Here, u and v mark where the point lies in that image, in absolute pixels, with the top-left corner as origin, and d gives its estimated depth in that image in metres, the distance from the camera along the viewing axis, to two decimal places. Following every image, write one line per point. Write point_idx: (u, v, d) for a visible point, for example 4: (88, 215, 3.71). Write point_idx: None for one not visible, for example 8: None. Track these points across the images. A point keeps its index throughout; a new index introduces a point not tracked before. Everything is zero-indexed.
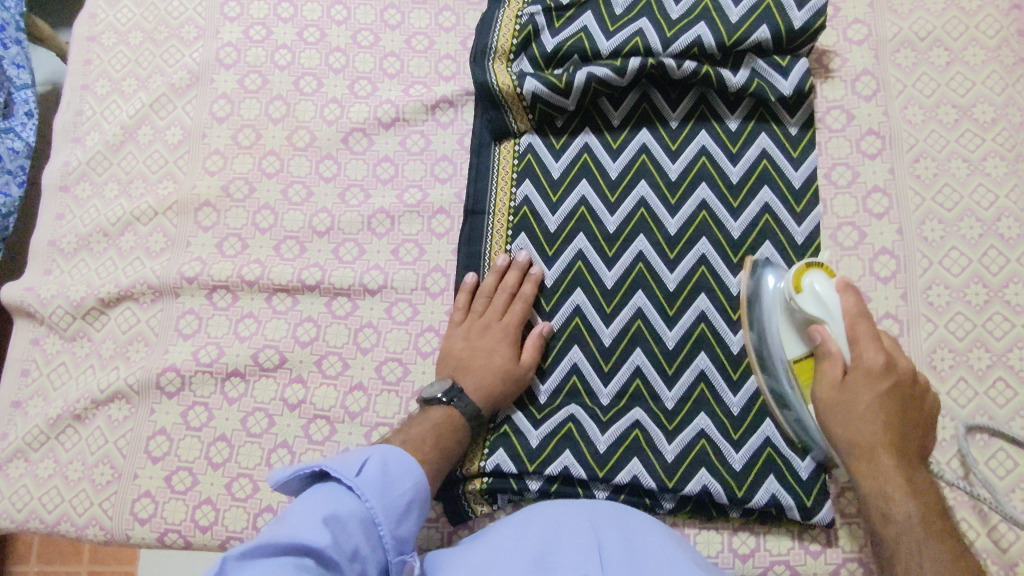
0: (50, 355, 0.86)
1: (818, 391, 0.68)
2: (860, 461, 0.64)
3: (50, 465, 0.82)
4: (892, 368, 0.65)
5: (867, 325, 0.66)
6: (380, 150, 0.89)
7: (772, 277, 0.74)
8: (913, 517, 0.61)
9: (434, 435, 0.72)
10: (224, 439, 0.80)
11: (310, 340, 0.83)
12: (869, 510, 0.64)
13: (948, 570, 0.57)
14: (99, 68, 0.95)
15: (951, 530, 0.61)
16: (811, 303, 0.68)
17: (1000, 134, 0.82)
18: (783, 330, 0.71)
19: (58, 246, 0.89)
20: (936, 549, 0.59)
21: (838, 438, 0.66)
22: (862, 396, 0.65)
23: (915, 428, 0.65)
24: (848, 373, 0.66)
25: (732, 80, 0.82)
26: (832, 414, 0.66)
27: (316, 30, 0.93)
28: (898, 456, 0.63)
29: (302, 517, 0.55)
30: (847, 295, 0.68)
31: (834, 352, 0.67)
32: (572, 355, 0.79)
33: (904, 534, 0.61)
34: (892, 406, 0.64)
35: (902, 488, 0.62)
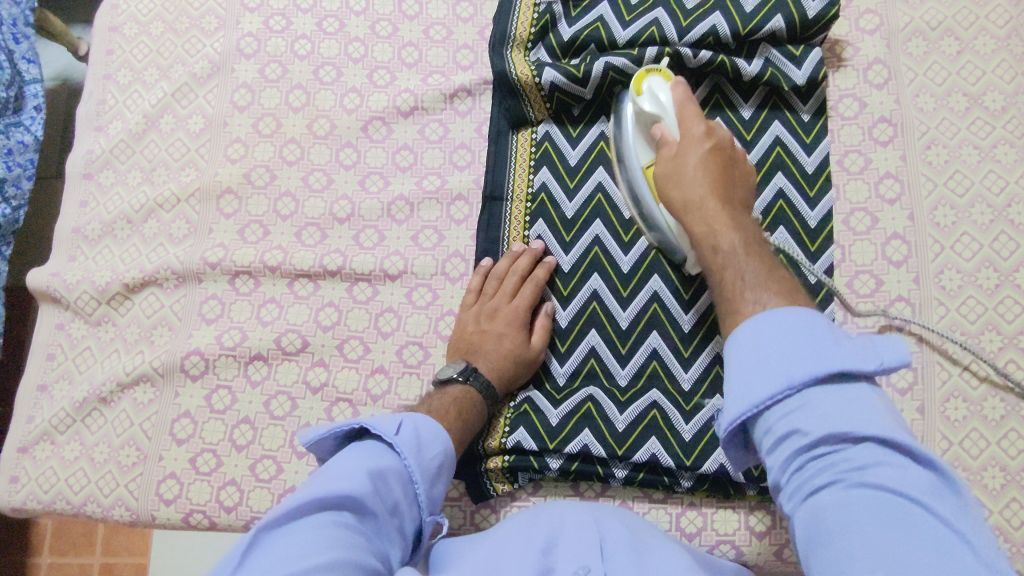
0: (75, 340, 0.88)
1: (657, 171, 0.70)
2: (691, 213, 0.65)
3: (76, 447, 0.84)
4: (715, 130, 0.69)
5: (693, 105, 0.71)
6: (399, 139, 0.90)
7: (628, 101, 0.79)
8: (735, 244, 0.61)
9: (456, 408, 0.74)
10: (247, 421, 0.82)
11: (332, 324, 0.84)
12: (705, 259, 0.63)
13: (764, 292, 0.54)
14: (121, 57, 0.96)
15: (774, 267, 0.58)
16: (648, 102, 0.73)
17: (1010, 121, 0.84)
18: (636, 144, 0.76)
19: (82, 233, 0.90)
20: (761, 271, 0.57)
21: (675, 200, 0.67)
22: (689, 157, 0.68)
23: (736, 178, 0.68)
24: (680, 145, 0.69)
25: (747, 69, 0.84)
26: (668, 175, 0.68)
27: (335, 21, 0.95)
28: (724, 206, 0.64)
29: (347, 469, 0.60)
30: (678, 90, 0.73)
31: (670, 141, 0.71)
32: (590, 338, 0.80)
33: (727, 265, 0.60)
34: (715, 160, 0.67)
35: (726, 225, 0.62)
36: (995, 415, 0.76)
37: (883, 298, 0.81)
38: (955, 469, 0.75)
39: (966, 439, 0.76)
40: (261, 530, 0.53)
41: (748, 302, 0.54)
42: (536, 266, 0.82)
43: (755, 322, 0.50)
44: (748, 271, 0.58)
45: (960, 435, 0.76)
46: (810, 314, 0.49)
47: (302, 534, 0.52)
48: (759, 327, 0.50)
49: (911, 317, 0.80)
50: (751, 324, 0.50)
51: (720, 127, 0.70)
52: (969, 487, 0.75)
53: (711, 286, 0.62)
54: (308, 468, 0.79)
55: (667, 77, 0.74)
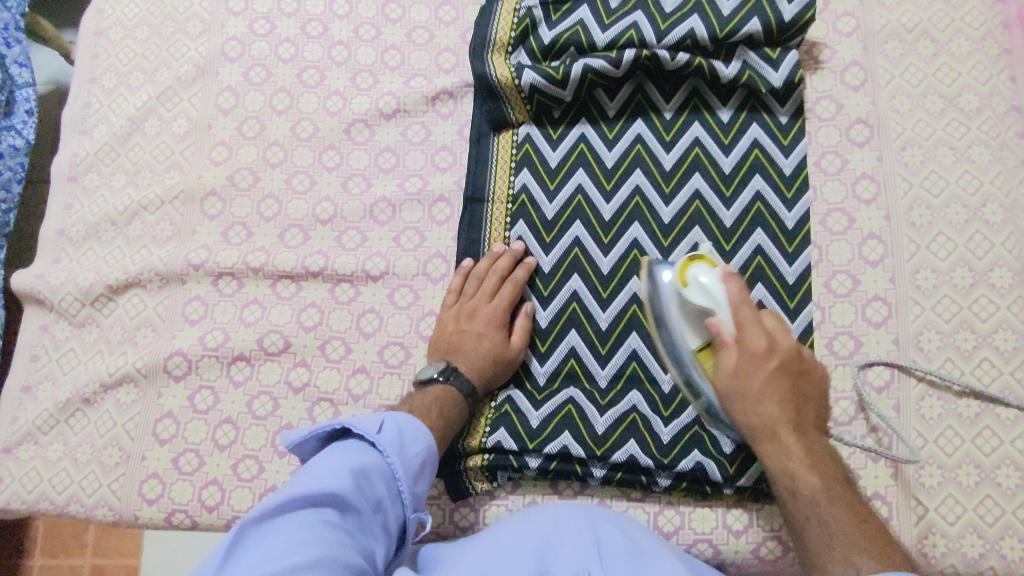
0: (59, 341, 0.88)
1: (719, 381, 0.68)
2: (766, 444, 0.66)
3: (59, 447, 0.84)
4: (774, 345, 0.67)
5: (749, 308, 0.67)
6: (381, 141, 0.91)
7: (662, 269, 0.73)
8: (816, 488, 0.63)
9: (437, 407, 0.74)
10: (229, 421, 0.82)
11: (314, 325, 0.85)
12: (780, 491, 0.65)
13: (864, 553, 0.58)
14: (106, 61, 0.97)
15: (857, 509, 0.62)
16: (699, 295, 0.69)
17: (985, 123, 0.85)
18: (681, 326, 0.71)
19: (67, 236, 0.91)
20: (851, 521, 0.61)
21: (744, 424, 0.67)
22: (756, 380, 0.66)
23: (807, 401, 0.68)
24: (742, 351, 0.67)
25: (725, 71, 0.85)
26: (734, 397, 0.67)
27: (319, 24, 0.95)
28: (796, 427, 0.66)
29: (329, 469, 0.60)
30: (731, 284, 0.68)
31: (728, 341, 0.68)
32: (570, 339, 0.81)
33: (803, 503, 0.63)
34: (782, 380, 0.66)
35: (801, 459, 0.65)
36: (969, 413, 0.77)
37: (859, 298, 0.81)
38: (930, 466, 0.76)
39: (941, 437, 0.77)
40: (244, 527, 0.54)
41: (841, 556, 0.59)
42: (517, 266, 0.83)
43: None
44: (834, 521, 0.61)
45: (935, 433, 0.77)
46: None
47: (283, 534, 0.53)
48: None
49: (887, 316, 0.80)
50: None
51: (779, 333, 0.68)
52: (943, 484, 0.75)
53: (778, 490, 0.65)
54: (290, 468, 0.80)
55: (711, 264, 0.71)
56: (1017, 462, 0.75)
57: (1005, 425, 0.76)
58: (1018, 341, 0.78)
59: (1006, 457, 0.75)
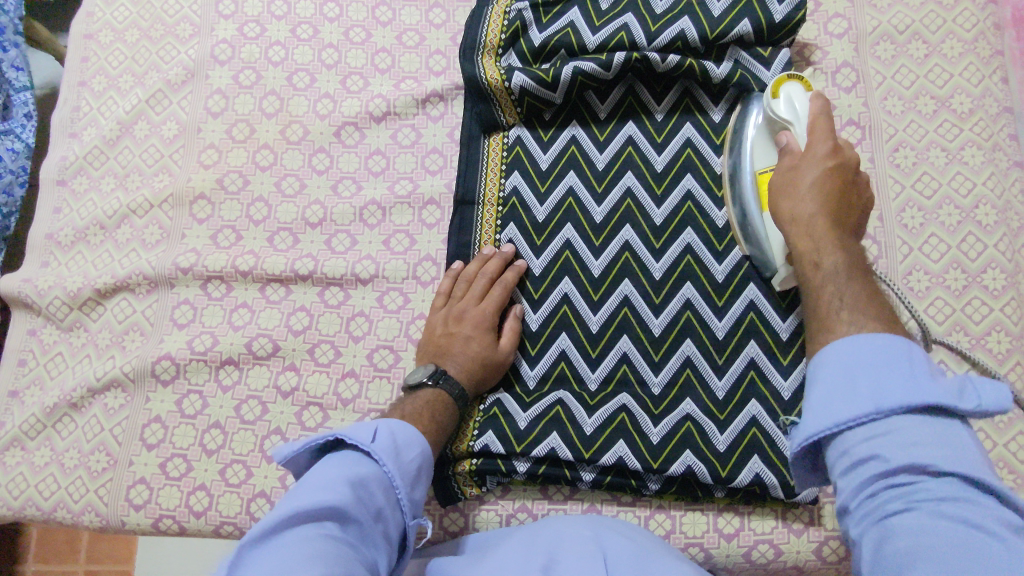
0: (47, 346, 0.88)
1: (775, 180, 0.69)
2: (799, 231, 0.64)
3: (46, 453, 0.84)
4: (840, 152, 0.67)
5: (826, 119, 0.68)
6: (371, 144, 0.91)
7: (756, 108, 0.79)
8: (836, 265, 0.60)
9: (429, 411, 0.73)
10: (218, 426, 0.82)
11: (303, 328, 0.84)
12: (805, 271, 0.63)
13: (857, 316, 0.54)
14: (96, 64, 0.96)
15: (876, 290, 0.57)
16: (783, 107, 0.73)
17: (978, 124, 0.84)
18: (751, 149, 0.77)
19: (55, 239, 0.90)
20: (862, 293, 0.56)
21: (783, 212, 0.67)
22: (801, 172, 0.67)
23: (852, 207, 0.65)
24: (802, 158, 0.68)
25: (716, 72, 0.84)
26: (781, 185, 0.68)
27: (309, 27, 0.95)
28: (834, 224, 0.63)
29: (326, 480, 0.59)
30: (817, 101, 0.70)
31: (795, 146, 0.69)
32: (560, 341, 0.80)
33: (825, 283, 0.59)
34: (834, 180, 0.65)
35: (832, 245, 0.61)
36: None
37: None
38: None
39: None
40: (245, 547, 0.53)
41: (842, 324, 0.54)
42: (506, 269, 0.83)
43: (842, 345, 0.51)
44: (844, 291, 0.57)
45: None
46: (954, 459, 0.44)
47: (287, 551, 0.52)
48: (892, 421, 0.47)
49: None
50: (837, 347, 0.51)
51: (846, 149, 0.67)
52: None
53: (800, 266, 0.63)
54: (278, 472, 0.79)
55: (806, 85, 0.73)
56: (1010, 465, 0.74)
57: (998, 428, 0.75)
58: (1011, 343, 0.77)
59: (999, 460, 0.75)
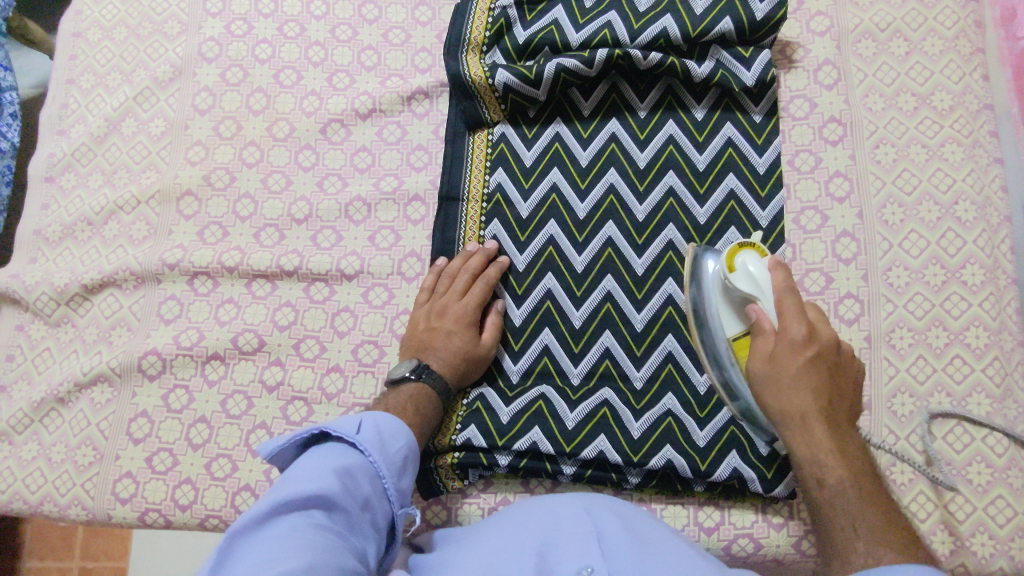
0: (35, 341, 0.88)
1: (753, 365, 0.66)
2: (796, 427, 0.62)
3: (33, 447, 0.84)
4: (823, 353, 0.63)
5: (794, 299, 0.64)
6: (357, 140, 0.91)
7: (711, 261, 0.73)
8: (842, 481, 0.60)
9: (412, 405, 0.74)
10: (204, 420, 0.82)
11: (288, 324, 0.85)
12: (810, 488, 0.62)
13: (879, 543, 0.56)
14: (84, 62, 0.97)
15: (881, 502, 0.59)
16: (744, 281, 0.68)
17: (958, 121, 0.85)
18: (722, 313, 0.71)
19: (43, 236, 0.91)
20: (854, 494, 0.59)
21: (772, 408, 0.64)
22: (789, 370, 0.63)
23: (840, 388, 0.64)
24: (778, 337, 0.64)
25: (698, 70, 0.85)
26: (766, 382, 0.64)
27: (296, 25, 0.96)
28: (831, 427, 0.62)
29: (312, 471, 0.60)
30: (779, 274, 0.66)
31: (767, 326, 0.66)
32: (543, 337, 0.81)
33: (832, 507, 0.60)
34: (820, 371, 0.63)
35: (832, 455, 0.61)
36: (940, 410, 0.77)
37: (832, 295, 0.81)
38: (901, 464, 0.76)
39: (913, 433, 0.77)
40: (233, 537, 0.54)
41: (858, 553, 0.57)
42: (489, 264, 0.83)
43: (866, 575, 0.53)
44: (861, 520, 0.58)
45: (907, 429, 0.77)
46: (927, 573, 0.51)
47: (274, 541, 0.53)
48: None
49: (860, 314, 0.80)
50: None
51: (822, 324, 0.65)
52: (914, 481, 0.75)
53: (806, 485, 0.62)
54: (263, 466, 0.80)
55: (761, 254, 0.69)
56: (988, 459, 0.75)
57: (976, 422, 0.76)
58: (989, 337, 0.78)
59: (976, 453, 0.76)
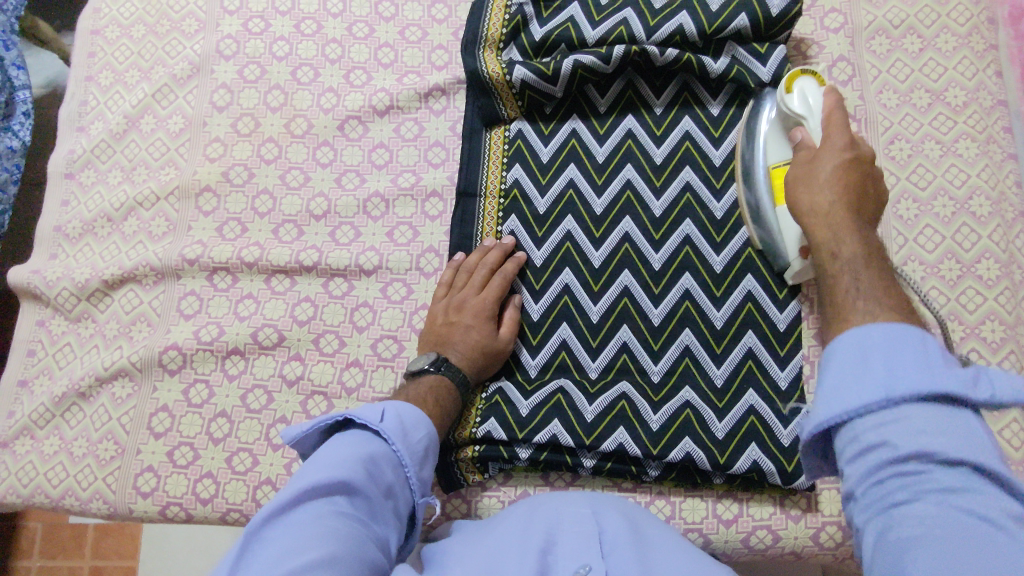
0: (55, 337, 0.89)
1: (788, 192, 0.64)
2: (817, 221, 0.58)
3: (55, 441, 0.85)
4: (858, 142, 0.61)
5: (840, 115, 0.64)
6: (375, 137, 0.92)
7: (770, 105, 0.79)
8: (857, 256, 0.54)
9: (433, 395, 0.74)
10: (224, 415, 0.83)
11: (308, 319, 0.85)
12: (819, 259, 0.56)
13: (878, 310, 0.48)
14: (103, 60, 0.98)
15: (895, 286, 0.51)
16: (797, 103, 0.71)
17: (972, 117, 0.86)
18: (769, 147, 0.76)
19: (63, 232, 0.92)
20: (873, 274, 0.52)
21: (800, 205, 0.60)
22: (816, 176, 0.60)
23: (872, 198, 0.59)
24: (819, 149, 0.62)
25: (714, 66, 0.85)
26: (798, 174, 0.62)
27: (312, 22, 0.96)
28: (856, 213, 0.57)
29: (337, 457, 0.60)
30: (830, 96, 0.66)
31: (810, 139, 0.66)
32: (561, 331, 0.82)
33: (841, 276, 0.53)
34: (852, 171, 0.59)
35: (851, 235, 0.55)
36: None
37: None
38: None
39: None
40: (259, 523, 0.54)
41: (856, 316, 0.49)
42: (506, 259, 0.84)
43: (866, 327, 0.46)
44: (863, 282, 0.51)
45: None
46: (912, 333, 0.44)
47: (299, 526, 0.53)
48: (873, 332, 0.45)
49: None
50: (859, 329, 0.46)
51: (862, 140, 0.62)
52: None
53: (817, 247, 0.57)
54: (284, 460, 0.80)
55: (819, 82, 0.72)
56: (1005, 452, 0.76)
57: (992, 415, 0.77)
58: (1005, 331, 0.79)
59: (993, 446, 0.76)
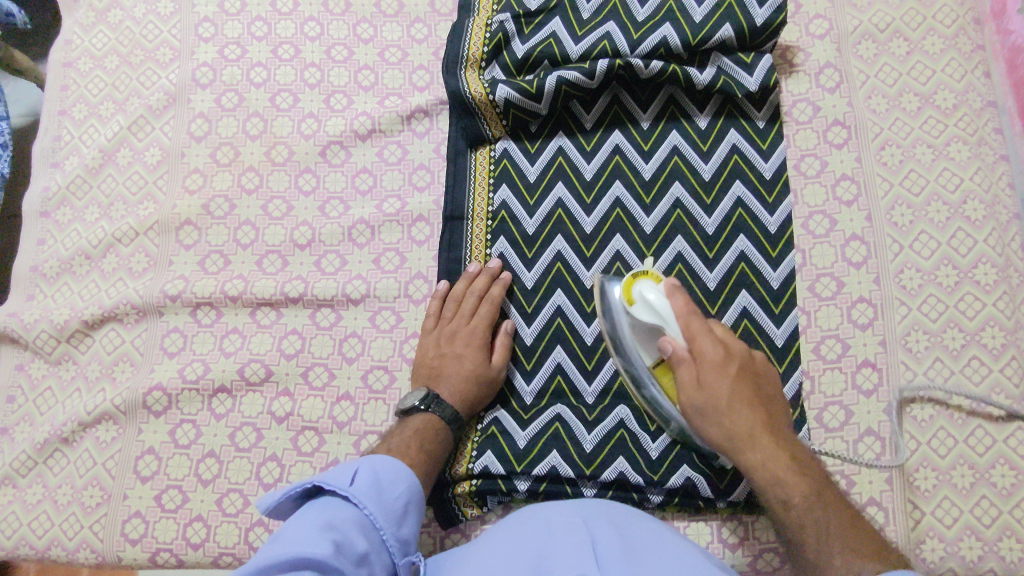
0: (36, 381, 0.86)
1: (683, 398, 0.66)
2: (746, 449, 0.63)
3: (39, 490, 0.82)
4: (729, 345, 0.66)
5: (700, 320, 0.67)
6: (358, 162, 0.90)
7: (612, 285, 0.74)
8: (807, 496, 0.61)
9: (416, 441, 0.73)
10: (213, 455, 0.81)
11: (295, 352, 0.83)
12: (765, 494, 0.62)
13: (859, 559, 0.55)
14: (76, 93, 0.96)
15: (836, 501, 0.61)
16: (647, 312, 0.69)
17: (962, 119, 0.85)
18: (631, 334, 0.72)
19: (40, 271, 0.89)
20: (827, 511, 0.60)
21: (716, 439, 0.65)
22: (719, 392, 0.64)
23: (763, 384, 0.67)
24: (699, 368, 0.66)
25: (699, 77, 0.84)
26: (704, 411, 0.65)
27: (290, 47, 0.95)
28: (771, 431, 0.64)
29: (301, 530, 0.57)
30: (676, 296, 0.68)
31: (682, 352, 0.67)
32: (555, 355, 0.80)
33: (807, 522, 0.60)
34: (746, 387, 0.65)
35: (791, 470, 0.62)
36: (960, 413, 0.76)
37: (845, 300, 0.81)
38: (924, 470, 0.75)
39: (933, 438, 0.76)
40: None
41: (838, 564, 0.56)
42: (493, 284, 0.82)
43: None
44: (828, 524, 0.59)
45: (927, 434, 0.76)
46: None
47: None
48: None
49: (873, 318, 0.80)
50: None
51: (732, 339, 0.67)
52: (938, 487, 0.74)
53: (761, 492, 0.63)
54: None
55: (657, 281, 0.71)
56: (1012, 461, 0.74)
57: (998, 424, 0.75)
58: (1005, 337, 0.77)
59: (1000, 455, 0.74)
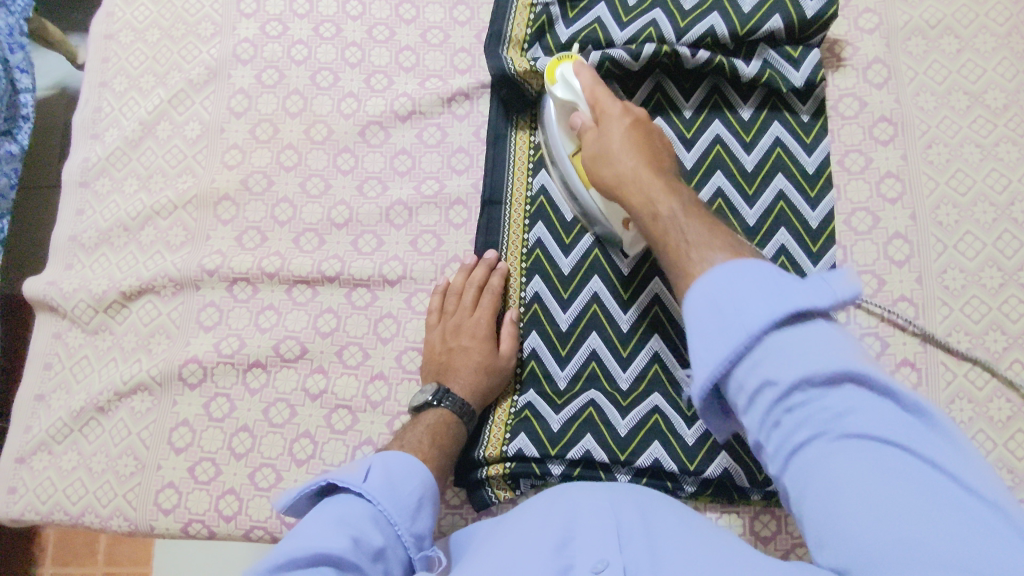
0: (72, 349, 0.87)
1: (587, 144, 0.72)
2: (628, 190, 0.65)
3: (74, 457, 0.83)
4: (633, 125, 0.70)
5: (603, 89, 0.73)
6: (397, 143, 0.90)
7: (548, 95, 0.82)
8: (675, 209, 0.61)
9: (429, 436, 0.73)
10: (246, 429, 0.81)
11: (331, 330, 0.83)
12: (643, 227, 0.63)
13: (727, 249, 0.53)
14: (117, 65, 0.96)
15: (716, 224, 0.59)
16: (562, 91, 0.76)
17: (1012, 120, 0.83)
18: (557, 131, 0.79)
19: (79, 242, 0.90)
20: (704, 228, 0.58)
21: (606, 181, 0.68)
22: (613, 138, 0.69)
23: (658, 147, 0.69)
24: (599, 129, 0.71)
25: (745, 70, 0.83)
26: (600, 157, 0.69)
27: (332, 25, 0.94)
28: (660, 173, 0.65)
29: (317, 527, 0.57)
30: (586, 77, 0.74)
31: (589, 123, 0.73)
32: (591, 341, 0.79)
33: (669, 226, 0.60)
34: (638, 137, 0.69)
35: (665, 189, 0.63)
36: (1001, 416, 0.75)
37: (886, 298, 0.80)
38: None
39: (972, 440, 0.75)
40: None
41: (708, 261, 0.53)
42: (491, 274, 0.83)
43: (715, 275, 0.49)
44: (692, 234, 0.57)
45: (966, 436, 0.75)
46: (829, 331, 0.46)
47: None
48: (717, 276, 0.49)
49: (914, 317, 0.79)
50: (712, 276, 0.49)
51: (631, 105, 0.72)
52: None
53: (642, 227, 0.63)
54: (309, 476, 0.79)
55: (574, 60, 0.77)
56: None
57: None
58: None
59: None
